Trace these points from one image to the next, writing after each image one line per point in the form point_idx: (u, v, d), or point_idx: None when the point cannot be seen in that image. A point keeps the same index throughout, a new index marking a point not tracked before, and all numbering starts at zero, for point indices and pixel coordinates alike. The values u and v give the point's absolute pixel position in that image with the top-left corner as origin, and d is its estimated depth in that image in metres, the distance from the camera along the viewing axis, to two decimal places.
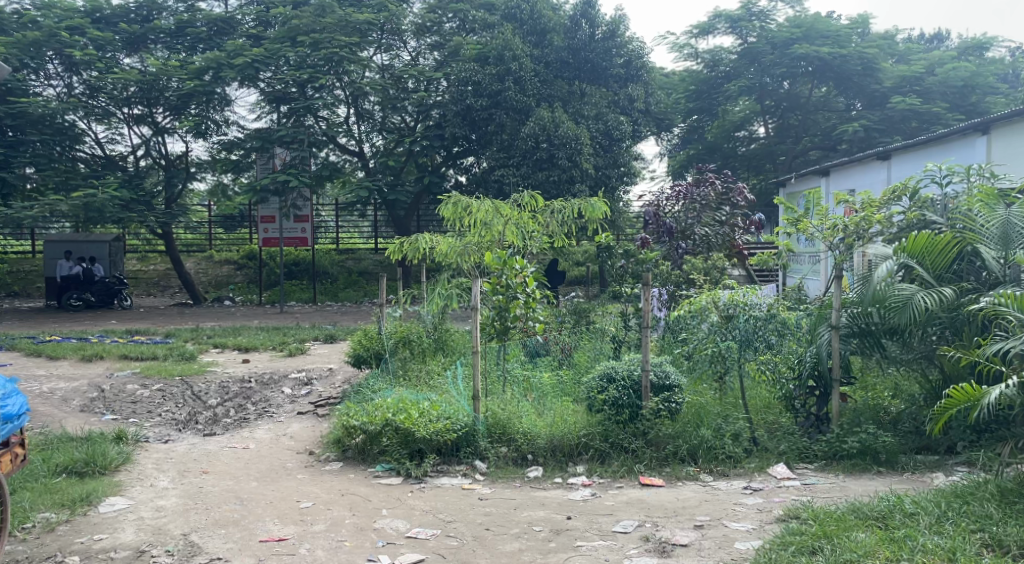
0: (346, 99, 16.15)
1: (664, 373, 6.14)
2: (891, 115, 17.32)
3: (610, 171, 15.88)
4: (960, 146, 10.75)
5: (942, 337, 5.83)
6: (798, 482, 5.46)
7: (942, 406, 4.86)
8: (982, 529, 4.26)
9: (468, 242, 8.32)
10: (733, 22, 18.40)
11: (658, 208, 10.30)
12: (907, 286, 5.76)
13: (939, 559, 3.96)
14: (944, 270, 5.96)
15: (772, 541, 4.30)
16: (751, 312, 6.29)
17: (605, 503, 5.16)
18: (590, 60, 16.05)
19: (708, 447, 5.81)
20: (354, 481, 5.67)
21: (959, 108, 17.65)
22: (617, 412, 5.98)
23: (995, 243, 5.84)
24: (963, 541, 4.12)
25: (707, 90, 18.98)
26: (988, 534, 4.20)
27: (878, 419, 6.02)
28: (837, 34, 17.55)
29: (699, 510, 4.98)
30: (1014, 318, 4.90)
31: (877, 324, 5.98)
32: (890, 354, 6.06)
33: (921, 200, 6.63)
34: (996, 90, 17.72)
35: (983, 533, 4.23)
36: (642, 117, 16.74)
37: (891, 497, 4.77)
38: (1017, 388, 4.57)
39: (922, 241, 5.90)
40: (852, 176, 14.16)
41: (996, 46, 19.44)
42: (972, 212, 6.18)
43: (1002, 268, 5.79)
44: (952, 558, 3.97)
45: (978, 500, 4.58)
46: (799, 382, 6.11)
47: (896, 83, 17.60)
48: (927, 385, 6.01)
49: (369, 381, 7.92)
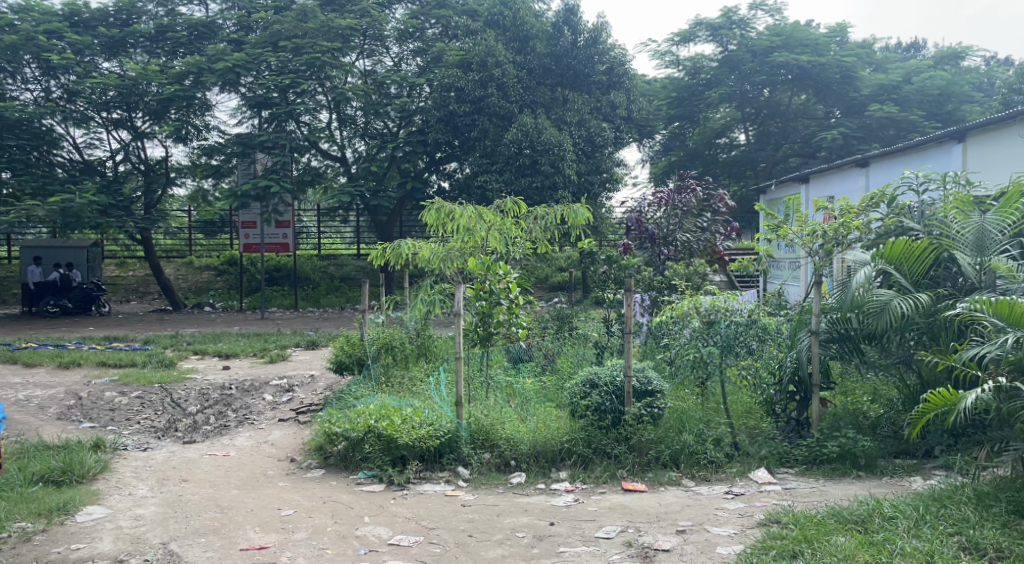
0: (328, 105, 16.01)
1: (646, 379, 6.17)
2: (869, 123, 17.50)
3: (592, 177, 15.99)
4: (937, 153, 10.89)
5: (920, 342, 5.92)
6: (779, 486, 5.51)
7: (919, 410, 4.91)
8: (960, 532, 4.31)
9: (451, 247, 8.23)
10: (714, 30, 18.67)
11: (640, 215, 10.31)
12: (885, 291, 5.83)
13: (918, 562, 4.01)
14: (920, 276, 6.06)
15: (753, 546, 4.33)
16: (731, 318, 6.33)
17: (588, 509, 5.16)
18: (572, 67, 16.25)
19: (690, 452, 5.85)
20: (335, 489, 5.64)
21: (936, 117, 17.88)
22: (599, 418, 6.02)
23: (970, 250, 5.95)
24: (939, 545, 4.17)
25: (688, 97, 19.15)
26: (965, 537, 4.25)
27: (858, 424, 6.11)
28: (816, 42, 17.76)
29: (681, 515, 5.00)
30: (989, 324, 4.94)
31: (856, 329, 6.05)
32: (868, 359, 6.14)
33: (898, 208, 6.72)
34: (971, 99, 17.92)
35: (961, 536, 4.28)
36: (624, 124, 16.82)
37: (871, 501, 4.81)
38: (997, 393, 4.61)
39: (900, 248, 5.97)
40: (831, 183, 14.29)
41: (971, 55, 19.66)
42: (948, 219, 6.23)
43: (976, 273, 5.91)
44: (930, 561, 4.02)
45: (955, 504, 4.64)
46: (779, 388, 6.22)
47: (874, 92, 17.86)
48: (905, 390, 6.08)
49: (352, 387, 7.89)
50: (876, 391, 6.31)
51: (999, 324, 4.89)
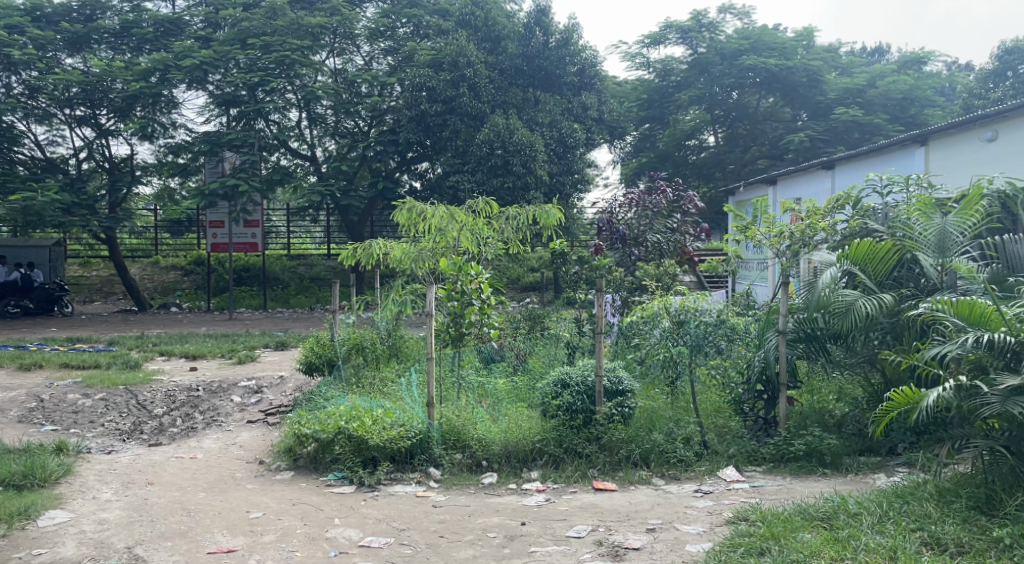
0: (298, 103, 15.87)
1: (616, 379, 6.21)
2: (835, 127, 17.80)
3: (564, 178, 16.07)
4: (901, 157, 11.13)
5: (883, 341, 6.04)
6: (747, 484, 5.58)
7: (883, 408, 5.01)
8: (922, 528, 4.41)
9: (423, 247, 8.25)
10: (683, 33, 18.91)
11: (611, 215, 10.35)
12: (850, 292, 5.96)
13: (881, 558, 4.09)
14: (884, 277, 6.19)
15: (722, 543, 4.38)
16: (701, 318, 6.45)
17: (559, 508, 5.18)
18: (544, 67, 16.23)
19: (660, 450, 5.91)
20: (305, 491, 5.60)
21: (899, 120, 18.26)
22: (571, 417, 6.04)
23: (932, 251, 6.08)
24: (902, 540, 4.26)
25: (658, 99, 19.35)
26: (927, 533, 4.35)
27: (824, 422, 6.20)
28: (783, 46, 18.11)
29: (651, 514, 5.04)
30: (950, 323, 5.06)
31: (822, 329, 6.17)
32: (834, 359, 6.28)
33: (863, 210, 6.91)
34: (933, 103, 18.32)
35: (923, 531, 4.38)
36: (595, 126, 16.94)
37: (836, 498, 4.91)
38: (958, 392, 4.72)
39: (864, 249, 6.09)
40: (798, 186, 14.50)
41: (933, 60, 20.08)
42: (911, 220, 6.34)
43: (937, 274, 6.05)
44: (893, 557, 4.10)
45: (917, 500, 4.74)
46: (748, 387, 6.31)
47: (839, 95, 18.23)
48: (870, 389, 6.21)
49: (321, 388, 7.82)
50: (841, 391, 6.41)
51: (960, 324, 5.00)
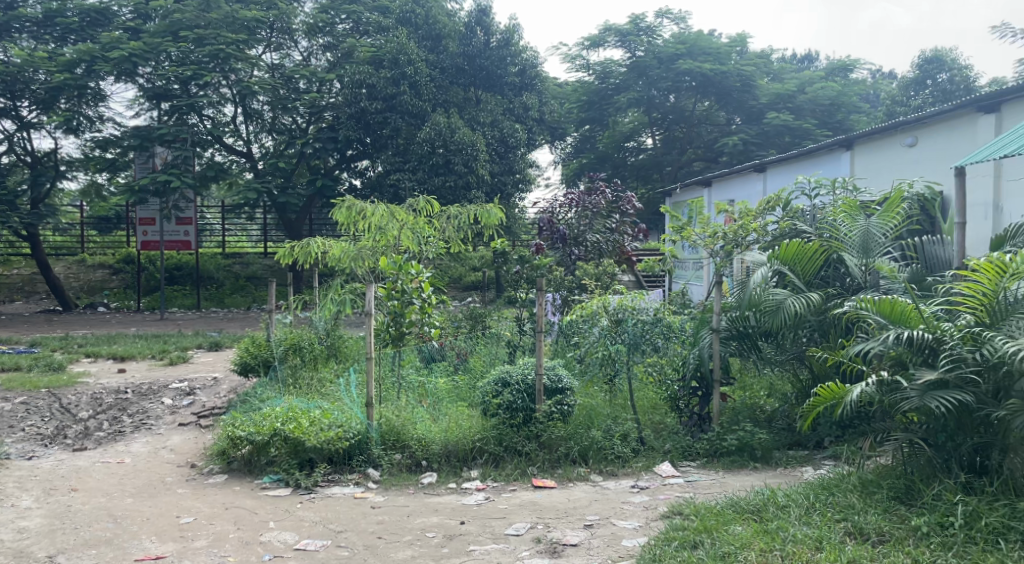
0: (233, 99, 15.49)
1: (556, 377, 6.30)
2: (767, 130, 18.34)
3: (505, 178, 16.11)
4: (827, 161, 11.57)
5: (811, 339, 6.29)
6: (682, 479, 5.70)
7: (810, 404, 5.17)
8: (845, 518, 4.59)
9: (363, 246, 8.18)
10: (622, 36, 19.23)
11: (551, 215, 10.53)
12: (780, 291, 6.14)
13: (807, 548, 4.24)
14: (812, 276, 6.40)
15: (656, 537, 4.48)
16: (638, 317, 6.55)
17: (498, 507, 5.21)
18: (484, 67, 16.42)
19: (598, 447, 6.00)
20: (239, 494, 5.49)
21: (827, 125, 18.92)
22: (511, 416, 6.08)
23: (856, 251, 6.37)
24: (827, 530, 4.43)
25: (598, 101, 19.59)
26: (851, 522, 4.53)
27: (755, 418, 6.36)
28: (718, 51, 18.51)
29: (589, 510, 5.12)
30: (873, 321, 5.24)
31: (753, 327, 6.36)
32: (765, 356, 6.47)
33: (792, 211, 7.20)
34: (858, 109, 19.02)
35: (847, 522, 4.55)
36: (536, 126, 17.06)
37: (765, 491, 5.07)
38: (880, 387, 4.93)
39: (794, 250, 6.26)
40: (732, 188, 14.87)
41: (859, 68, 20.84)
42: (836, 222, 6.64)
43: (861, 273, 6.32)
44: (819, 546, 4.26)
45: (842, 492, 4.93)
46: (683, 383, 6.40)
47: (771, 100, 18.80)
48: (798, 384, 6.43)
49: (257, 389, 7.67)
50: (772, 387, 6.61)
51: (882, 322, 5.19)
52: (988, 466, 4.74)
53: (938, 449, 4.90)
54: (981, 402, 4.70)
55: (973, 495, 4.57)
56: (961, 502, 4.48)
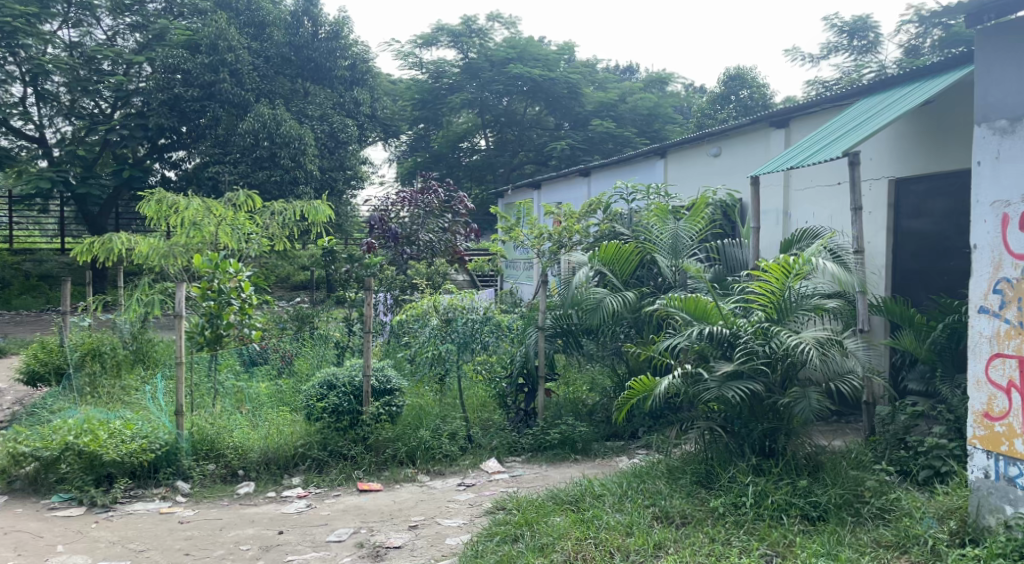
0: (22, 77, 13.92)
1: (384, 378, 6.11)
2: (592, 137, 19.14)
3: (336, 174, 15.59)
4: (644, 168, 12.26)
5: (628, 335, 6.60)
6: (507, 475, 5.79)
7: (624, 397, 5.44)
8: (654, 503, 4.85)
9: (174, 243, 7.60)
10: (454, 36, 19.49)
11: (384, 214, 10.42)
12: (600, 290, 6.41)
13: (620, 534, 4.43)
14: (629, 276, 6.74)
15: (479, 534, 4.51)
16: (467, 315, 6.63)
17: (320, 513, 5.03)
18: (312, 59, 15.80)
19: (426, 447, 5.93)
20: (21, 517, 4.91)
21: (646, 134, 20.03)
22: (336, 420, 5.87)
23: (667, 253, 6.74)
24: (637, 516, 4.66)
25: (432, 100, 19.54)
26: (658, 507, 4.79)
27: (576, 411, 6.60)
28: (546, 58, 19.14)
29: (414, 511, 5.06)
30: (680, 318, 5.52)
31: (576, 324, 6.60)
32: (586, 352, 6.72)
33: (611, 214, 7.62)
34: (673, 120, 20.27)
35: (655, 507, 4.81)
36: (367, 122, 16.75)
37: (583, 482, 5.27)
38: (685, 380, 5.24)
39: (612, 251, 6.52)
40: (560, 191, 15.31)
41: (673, 82, 22.25)
42: (649, 226, 7.04)
43: (672, 273, 6.69)
44: (629, 531, 4.46)
45: (652, 478, 5.23)
46: (510, 381, 6.51)
47: (596, 108, 19.64)
48: (615, 378, 6.74)
49: (47, 399, 6.91)
50: (594, 381, 6.78)
51: (687, 318, 5.47)
52: (776, 448, 5.16)
53: (735, 435, 5.29)
54: (770, 391, 5.12)
55: (762, 476, 4.96)
56: (752, 483, 4.85)
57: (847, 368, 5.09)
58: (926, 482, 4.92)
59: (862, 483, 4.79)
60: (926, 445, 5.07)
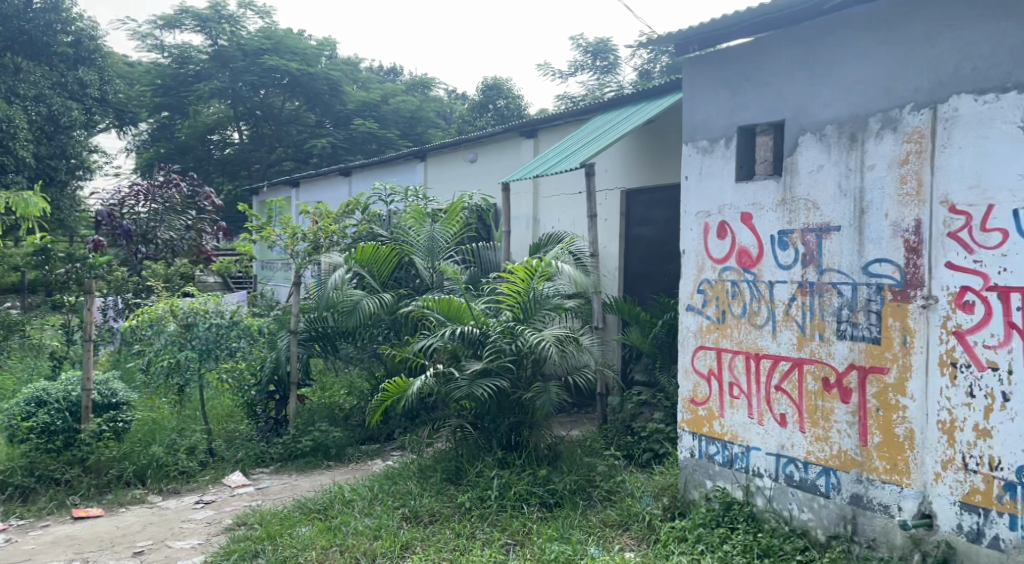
0: None
1: (108, 391, 5.44)
2: (353, 136, 18.78)
3: (57, 162, 13.88)
4: (404, 170, 12.23)
5: (385, 336, 6.53)
6: (252, 488, 5.44)
7: (379, 399, 5.20)
8: (404, 504, 4.82)
9: None
10: (202, 21, 18.35)
11: (116, 208, 9.39)
12: (357, 291, 6.31)
13: (367, 538, 4.34)
14: (387, 277, 6.69)
15: (215, 553, 4.20)
16: (211, 320, 5.91)
17: (21, 548, 4.38)
18: (25, 31, 13.86)
19: (158, 465, 5.41)
20: None
21: (408, 137, 19.90)
22: (46, 441, 5.10)
23: (423, 254, 6.83)
24: (386, 518, 4.59)
25: (175, 87, 17.98)
26: (408, 508, 4.76)
27: (331, 416, 6.43)
28: (304, 53, 18.50)
29: (141, 535, 4.58)
30: (435, 318, 5.43)
31: (332, 328, 6.47)
32: (343, 355, 6.59)
33: (371, 215, 7.66)
34: (435, 124, 20.29)
35: (404, 507, 4.78)
36: (97, 107, 15.03)
37: (333, 489, 5.12)
38: (438, 380, 5.20)
39: (369, 252, 6.42)
40: (319, 190, 14.88)
41: (436, 87, 22.47)
42: (407, 227, 7.10)
43: (429, 275, 6.78)
44: (378, 535, 4.39)
45: (404, 479, 5.23)
46: (258, 389, 6.18)
47: (357, 108, 19.29)
48: (373, 381, 6.58)
49: None
50: (352, 385, 6.76)
51: (442, 319, 5.41)
52: (520, 442, 5.32)
53: (484, 431, 5.38)
54: (513, 386, 5.26)
55: (507, 469, 5.12)
56: (496, 477, 5.01)
57: (582, 362, 5.29)
58: (649, 463, 5.38)
59: (594, 467, 5.13)
60: (650, 429, 5.59)
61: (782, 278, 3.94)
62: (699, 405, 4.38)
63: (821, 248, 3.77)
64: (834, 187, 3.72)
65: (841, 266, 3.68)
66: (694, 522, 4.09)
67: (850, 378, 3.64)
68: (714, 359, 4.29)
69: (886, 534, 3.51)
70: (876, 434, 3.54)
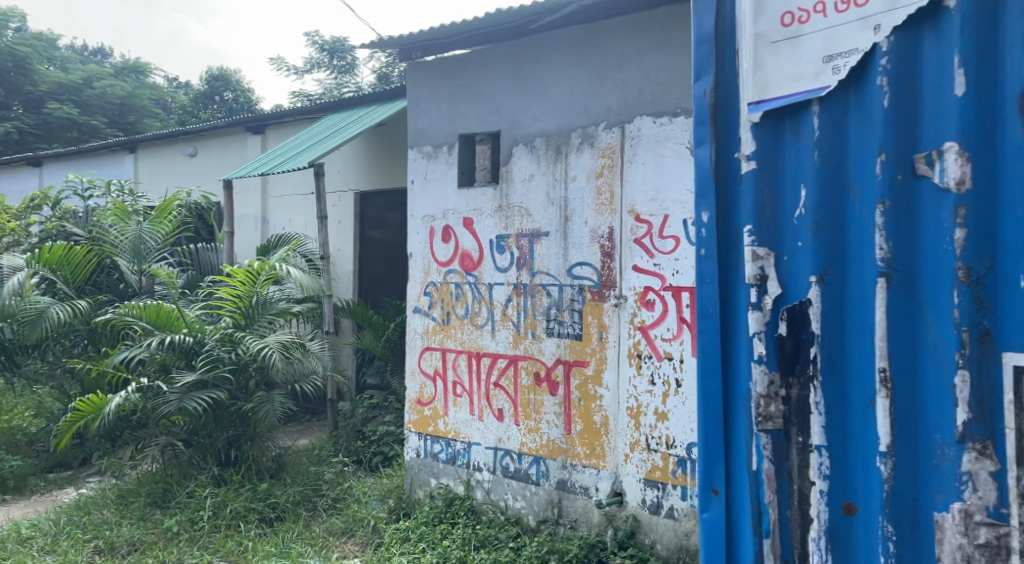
0: None
1: None
2: (49, 122, 16.21)
3: None
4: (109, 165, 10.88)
5: (79, 348, 5.64)
6: None
7: (65, 423, 4.42)
8: (97, 536, 4.07)
9: None
10: None
11: None
12: (43, 298, 5.37)
13: None
14: (83, 283, 5.91)
15: None
16: None
17: None
18: None
19: None
20: None
21: (119, 126, 17.72)
22: None
23: (127, 258, 5.99)
24: (72, 553, 3.86)
25: None
26: (102, 540, 4.02)
27: (10, 443, 5.63)
28: None
29: None
30: (140, 327, 4.63)
31: (8, 341, 5.37)
32: (25, 372, 5.55)
33: (63, 211, 6.78)
34: (155, 115, 18.31)
35: (97, 540, 4.03)
36: None
37: (6, 526, 4.37)
38: (142, 395, 4.46)
39: (58, 254, 5.56)
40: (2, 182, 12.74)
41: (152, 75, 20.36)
42: (106, 226, 6.21)
43: (137, 280, 6.10)
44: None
45: (99, 508, 4.44)
46: None
47: (52, 90, 16.85)
48: (65, 400, 5.64)
49: None
50: (40, 405, 6.10)
51: (150, 328, 4.63)
52: (240, 456, 4.61)
53: (194, 448, 4.67)
54: (231, 395, 4.56)
55: (222, 487, 4.44)
56: (209, 496, 4.32)
57: (311, 368, 4.76)
58: (375, 468, 4.92)
59: (318, 477, 4.63)
60: (379, 432, 5.17)
61: (498, 276, 3.78)
62: (422, 403, 4.10)
63: (532, 246, 3.66)
64: (539, 183, 3.62)
65: (546, 261, 3.60)
66: (406, 526, 3.80)
67: (557, 366, 3.55)
68: (436, 357, 4.04)
69: (583, 519, 3.46)
70: (579, 420, 3.48)
